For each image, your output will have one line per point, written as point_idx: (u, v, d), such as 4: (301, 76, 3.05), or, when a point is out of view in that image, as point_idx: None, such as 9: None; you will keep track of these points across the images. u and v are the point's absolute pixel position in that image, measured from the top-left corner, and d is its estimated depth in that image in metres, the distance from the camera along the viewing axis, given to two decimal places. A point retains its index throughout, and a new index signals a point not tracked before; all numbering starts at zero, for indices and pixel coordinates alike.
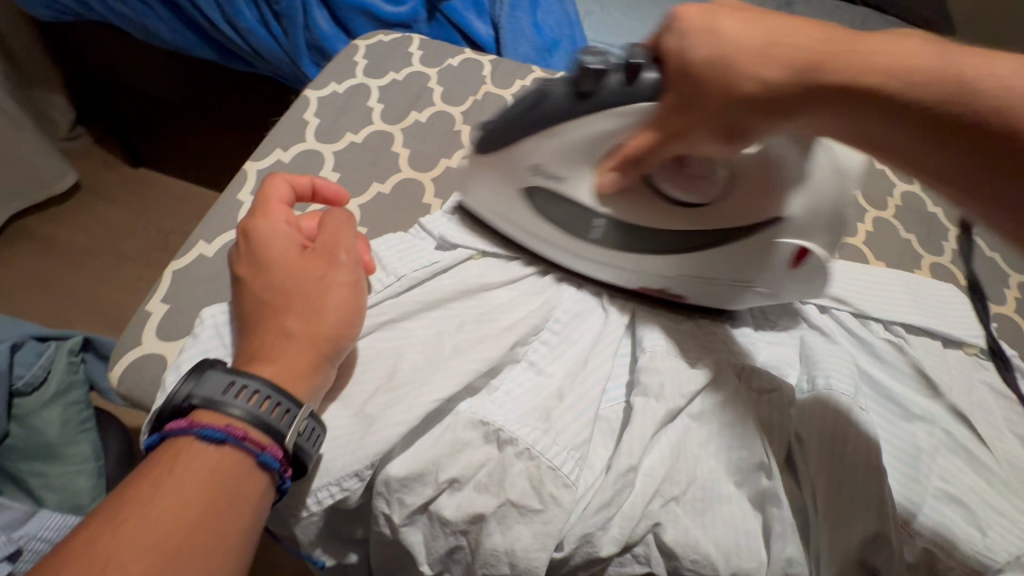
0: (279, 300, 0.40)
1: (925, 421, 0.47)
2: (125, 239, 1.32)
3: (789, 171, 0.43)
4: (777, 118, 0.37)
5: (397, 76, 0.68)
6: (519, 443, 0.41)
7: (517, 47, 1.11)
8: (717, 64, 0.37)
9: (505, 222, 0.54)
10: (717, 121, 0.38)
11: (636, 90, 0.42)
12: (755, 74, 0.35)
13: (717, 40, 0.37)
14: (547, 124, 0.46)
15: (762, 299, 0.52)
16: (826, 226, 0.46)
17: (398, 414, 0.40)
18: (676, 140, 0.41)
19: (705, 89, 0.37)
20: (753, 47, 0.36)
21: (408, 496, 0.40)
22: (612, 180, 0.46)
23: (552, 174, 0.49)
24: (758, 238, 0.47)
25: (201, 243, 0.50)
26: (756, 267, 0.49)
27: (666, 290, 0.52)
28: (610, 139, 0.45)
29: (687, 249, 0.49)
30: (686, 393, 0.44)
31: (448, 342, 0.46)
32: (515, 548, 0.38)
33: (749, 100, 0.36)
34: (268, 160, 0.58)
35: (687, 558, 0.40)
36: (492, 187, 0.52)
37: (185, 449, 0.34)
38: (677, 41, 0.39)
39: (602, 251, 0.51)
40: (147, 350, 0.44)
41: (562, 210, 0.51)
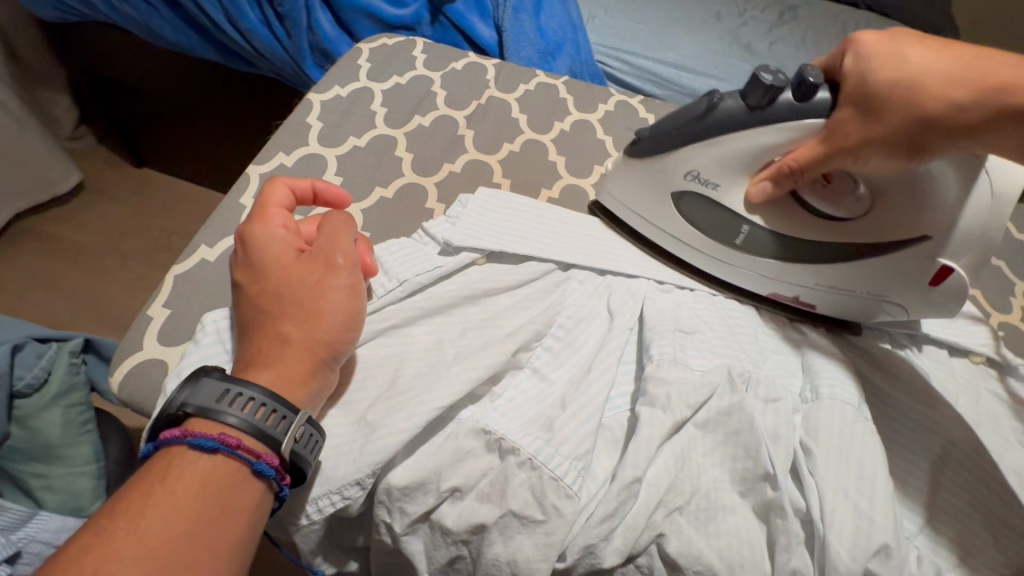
0: (275, 306, 0.40)
1: (932, 431, 0.47)
2: (127, 239, 1.32)
3: (944, 188, 0.46)
4: (958, 137, 0.42)
5: (401, 79, 0.68)
6: (521, 453, 0.40)
7: (520, 50, 1.10)
8: (905, 87, 0.42)
9: (649, 228, 0.57)
10: (901, 138, 0.43)
11: (809, 107, 0.45)
12: (946, 98, 0.41)
13: (906, 67, 0.42)
14: (706, 135, 0.50)
15: (894, 315, 0.53)
16: (975, 248, 0.47)
17: (399, 422, 0.40)
18: (849, 155, 0.45)
19: (893, 108, 0.42)
20: (941, 75, 0.42)
21: (410, 505, 0.40)
22: (765, 190, 0.50)
23: (706, 181, 0.52)
24: (903, 253, 0.49)
25: (203, 247, 0.50)
26: (898, 282, 0.50)
27: (798, 298, 0.55)
28: (775, 151, 0.49)
29: (827, 260, 0.52)
30: (692, 403, 0.44)
31: (450, 349, 0.46)
32: (517, 558, 0.38)
33: (933, 119, 0.42)
34: (271, 164, 0.58)
35: (691, 570, 0.39)
36: (642, 193, 0.56)
37: (178, 459, 0.34)
38: (858, 66, 0.44)
39: (747, 257, 0.54)
40: (148, 355, 0.44)
41: (710, 217, 0.54)
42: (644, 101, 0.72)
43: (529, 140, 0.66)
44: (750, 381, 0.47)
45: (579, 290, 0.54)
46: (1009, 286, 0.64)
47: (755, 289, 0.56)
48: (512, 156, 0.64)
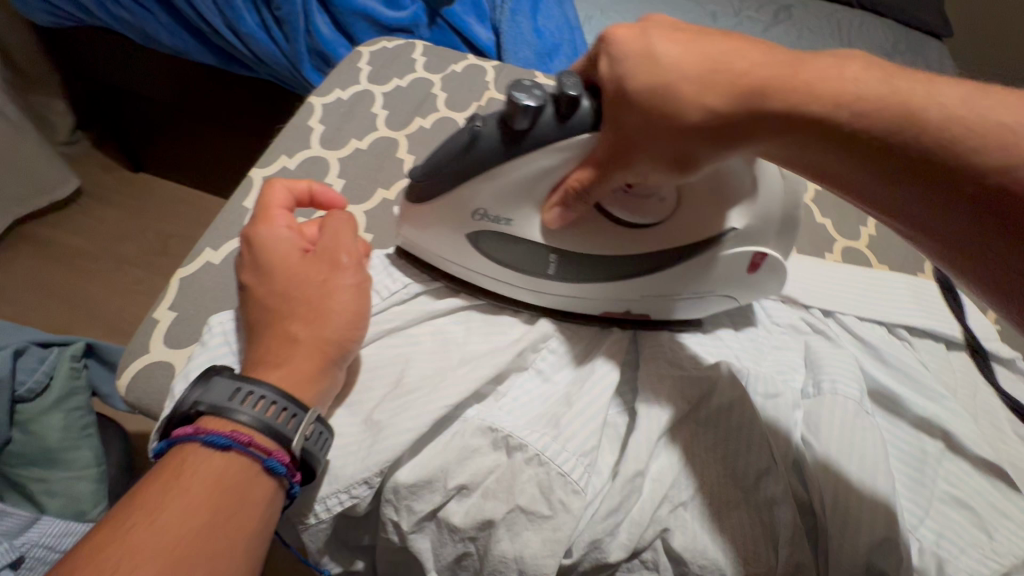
0: (284, 306, 0.40)
1: (932, 425, 0.48)
2: (127, 244, 1.32)
3: (738, 180, 0.43)
4: (726, 145, 0.36)
5: (401, 82, 0.69)
6: (528, 449, 0.41)
7: (518, 51, 1.11)
8: (658, 94, 0.36)
9: (450, 264, 0.50)
10: (666, 149, 0.37)
11: (574, 124, 0.40)
12: (698, 103, 0.35)
13: (657, 68, 0.36)
14: (479, 169, 0.43)
15: (729, 302, 0.52)
16: (778, 228, 0.47)
17: (407, 420, 0.40)
18: (623, 170, 0.39)
19: (650, 118, 0.36)
20: (693, 74, 0.35)
21: (417, 503, 0.40)
22: (560, 215, 0.44)
23: (497, 217, 0.46)
24: (714, 250, 0.47)
25: (208, 250, 0.50)
26: (713, 277, 0.48)
27: (631, 312, 0.51)
28: (552, 174, 0.43)
29: (642, 273, 0.48)
30: (689, 398, 0.45)
31: (455, 349, 0.46)
32: (523, 555, 0.39)
33: (692, 128, 0.36)
34: (274, 167, 0.58)
35: (695, 564, 0.40)
36: (427, 230, 0.48)
37: (192, 455, 0.34)
38: (612, 67, 0.38)
39: (566, 286, 0.48)
40: (155, 358, 0.44)
41: (511, 251, 0.48)
42: None
43: None
44: (748, 377, 0.48)
45: None
46: None
47: (588, 312, 0.51)
48: None
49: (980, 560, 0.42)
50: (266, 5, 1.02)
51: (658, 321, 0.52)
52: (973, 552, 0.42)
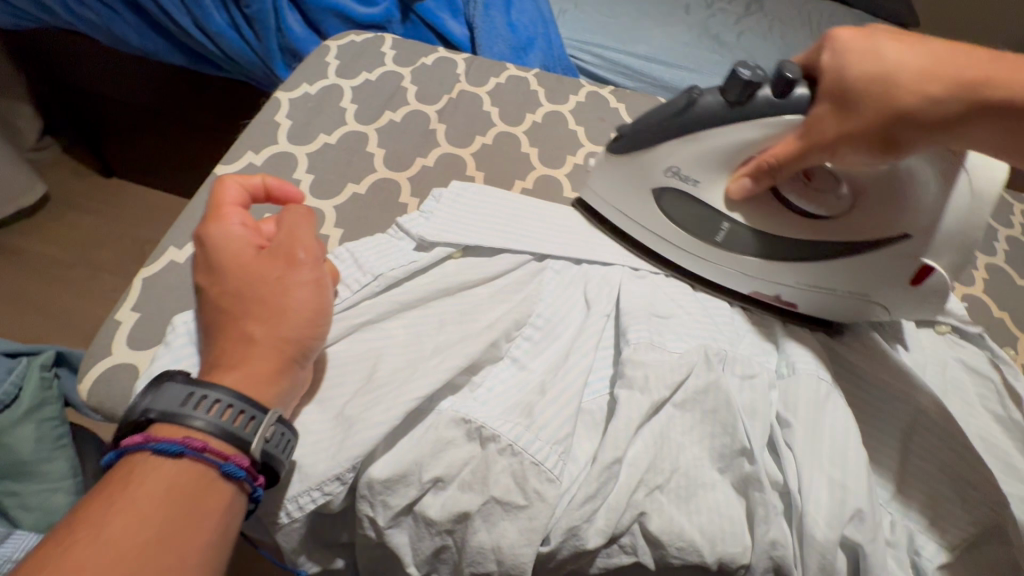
0: (238, 306, 0.39)
1: (903, 401, 0.48)
2: (98, 250, 1.29)
3: (925, 188, 0.46)
4: (934, 131, 0.40)
5: (370, 75, 0.68)
6: (501, 440, 0.40)
7: (492, 45, 1.11)
8: (881, 81, 0.41)
9: (631, 224, 0.56)
10: (878, 132, 0.42)
11: (787, 103, 0.45)
12: (921, 91, 0.40)
13: (880, 60, 0.41)
14: (688, 131, 0.50)
15: (878, 315, 0.52)
16: (956, 246, 0.47)
17: (377, 414, 0.40)
18: (826, 150, 0.44)
19: (868, 104, 0.41)
20: (916, 66, 0.40)
21: (392, 498, 0.39)
22: (745, 186, 0.50)
23: (685, 177, 0.52)
24: (882, 253, 0.49)
25: (172, 249, 0.49)
26: (881, 280, 0.50)
27: (780, 297, 0.54)
28: (752, 148, 0.49)
29: (805, 258, 0.51)
30: (670, 384, 0.44)
31: (428, 342, 0.46)
32: (500, 545, 0.38)
33: (909, 112, 0.40)
34: (240, 163, 0.57)
35: (673, 546, 0.40)
36: (625, 186, 0.55)
37: (140, 466, 0.34)
38: (835, 60, 0.43)
39: (726, 254, 0.53)
40: (117, 360, 0.43)
41: (691, 213, 0.54)
42: (614, 92, 0.73)
43: (502, 132, 0.66)
44: (726, 358, 0.48)
45: (555, 278, 0.54)
46: (970, 260, 0.66)
47: (738, 288, 0.55)
48: (484, 148, 0.64)
49: (954, 529, 0.44)
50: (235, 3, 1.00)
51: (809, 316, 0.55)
52: (945, 521, 0.44)
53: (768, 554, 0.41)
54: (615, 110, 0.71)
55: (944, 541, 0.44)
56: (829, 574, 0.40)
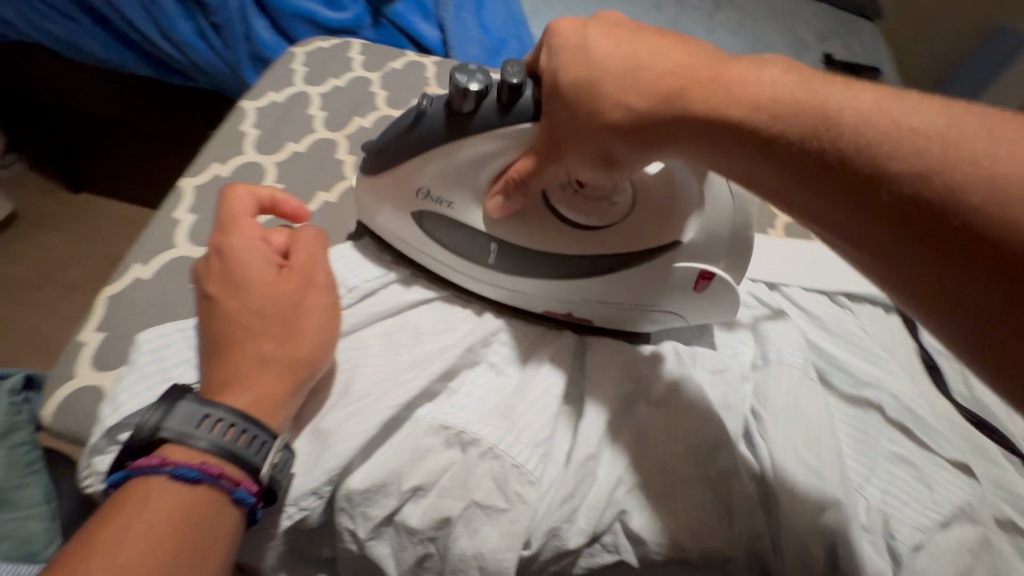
0: (255, 325, 0.40)
1: (874, 387, 0.50)
2: (67, 268, 1.25)
3: (685, 194, 0.45)
4: (645, 143, 0.37)
5: (338, 81, 0.67)
6: (481, 443, 0.40)
7: (464, 48, 1.11)
8: (587, 88, 0.37)
9: (401, 244, 0.51)
10: (592, 144, 0.39)
11: (516, 111, 0.41)
12: (620, 101, 0.37)
13: (589, 62, 0.38)
14: (428, 147, 0.45)
15: (671, 321, 0.51)
16: (726, 248, 0.47)
17: (355, 424, 0.39)
18: (553, 163, 0.41)
19: (575, 112, 0.38)
20: (618, 70, 0.37)
21: (372, 509, 0.39)
22: (499, 204, 0.45)
23: (439, 198, 0.47)
24: (660, 261, 0.47)
25: (137, 265, 0.48)
26: (658, 290, 0.48)
27: (572, 315, 0.50)
28: (495, 161, 0.45)
29: (591, 273, 0.48)
30: (640, 380, 0.46)
31: (406, 352, 0.45)
32: (482, 550, 0.38)
33: (616, 125, 0.37)
34: (206, 175, 0.55)
35: (655, 542, 0.41)
36: (389, 207, 0.49)
37: (156, 490, 0.33)
38: (551, 61, 0.39)
39: (505, 277, 0.48)
40: (83, 382, 0.41)
41: (457, 236, 0.48)
42: None
43: None
44: (697, 355, 0.50)
45: None
46: None
47: (530, 308, 0.50)
48: None
49: (922, 511, 0.44)
50: (201, 12, 1.00)
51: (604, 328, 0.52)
52: (916, 504, 0.44)
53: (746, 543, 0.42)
54: None
55: (916, 522, 0.43)
56: (807, 561, 0.41)
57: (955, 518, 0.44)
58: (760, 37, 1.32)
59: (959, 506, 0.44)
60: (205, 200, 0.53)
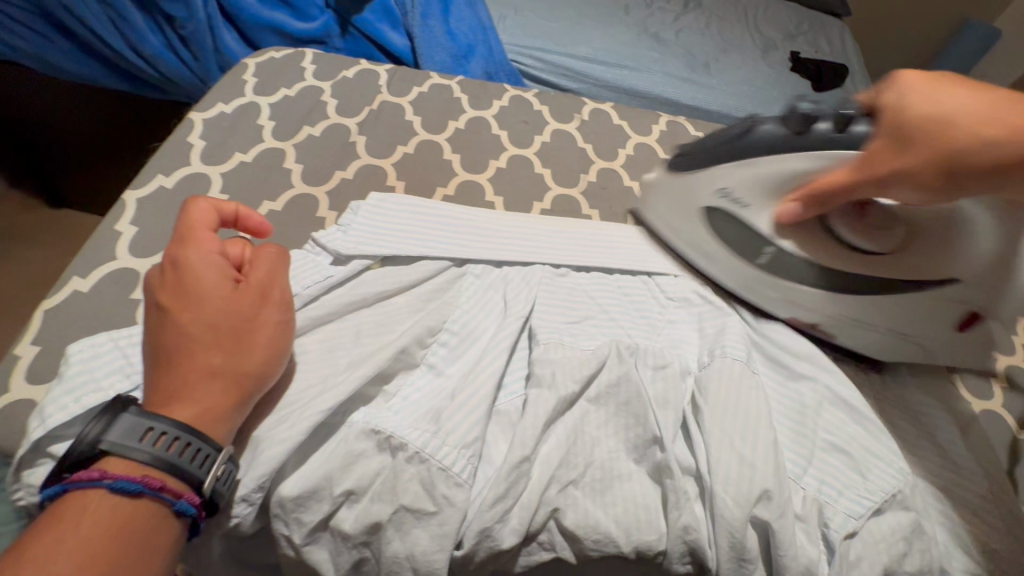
0: (205, 336, 0.39)
1: (809, 378, 0.51)
2: (38, 284, 1.26)
3: (977, 238, 0.47)
4: (986, 176, 0.40)
5: (289, 91, 0.67)
6: (409, 448, 0.40)
7: (431, 55, 1.12)
8: (938, 122, 0.40)
9: (682, 241, 0.59)
10: (930, 171, 0.41)
11: (848, 137, 0.45)
12: (975, 134, 0.39)
13: (940, 102, 0.41)
14: (739, 155, 0.50)
15: (912, 354, 0.55)
16: (993, 295, 0.50)
17: (283, 431, 0.40)
18: (881, 184, 0.43)
19: (925, 139, 0.40)
20: (974, 111, 0.40)
21: (305, 515, 0.39)
22: (793, 211, 0.49)
23: (738, 201, 0.52)
24: (931, 295, 0.51)
25: (76, 278, 0.48)
26: (921, 320, 0.53)
27: (817, 326, 0.56)
28: (800, 176, 0.48)
29: (851, 292, 0.53)
30: (579, 378, 0.46)
31: (343, 357, 0.46)
32: (414, 553, 0.38)
33: (960, 154, 0.39)
34: (150, 187, 0.55)
35: (589, 539, 0.41)
36: (675, 204, 0.57)
37: (95, 501, 0.33)
38: (898, 97, 0.42)
39: (763, 278, 0.55)
40: (13, 396, 0.41)
41: (737, 233, 0.55)
42: (537, 96, 0.75)
43: (424, 141, 0.67)
44: (638, 351, 0.50)
45: (475, 284, 0.54)
46: None
47: (775, 312, 0.57)
48: (406, 158, 0.64)
49: (856, 499, 0.44)
50: (169, 25, 1.00)
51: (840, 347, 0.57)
52: (851, 492, 0.45)
53: (682, 538, 0.42)
54: (538, 113, 0.73)
55: (849, 510, 0.44)
56: (740, 553, 0.41)
57: (888, 505, 0.44)
58: (729, 36, 1.34)
59: (891, 493, 0.45)
60: (147, 212, 0.53)
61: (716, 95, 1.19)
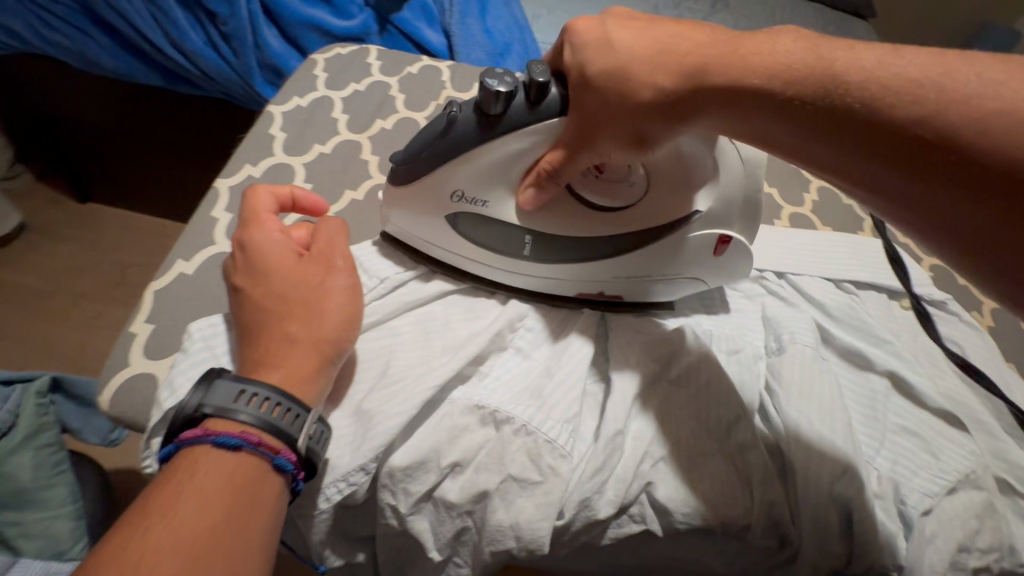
0: (280, 306, 0.42)
1: (879, 367, 0.53)
2: (83, 276, 1.29)
3: (701, 165, 0.46)
4: (675, 120, 0.40)
5: (358, 86, 0.70)
6: (515, 421, 0.43)
7: (469, 52, 1.14)
8: (612, 74, 0.40)
9: (434, 248, 0.52)
10: (624, 126, 0.41)
11: (544, 108, 0.43)
12: (649, 81, 0.39)
13: (612, 50, 0.40)
14: (459, 151, 0.46)
15: (693, 285, 0.54)
16: (741, 213, 0.50)
17: (396, 405, 0.42)
18: (588, 148, 0.43)
19: (607, 96, 0.40)
20: (644, 56, 0.40)
21: (413, 485, 0.41)
22: (532, 195, 0.46)
23: (475, 199, 0.49)
24: (682, 232, 0.50)
25: (180, 261, 0.50)
26: (682, 258, 0.51)
27: (603, 293, 0.53)
28: (525, 158, 0.46)
29: (613, 254, 0.51)
30: (658, 357, 0.49)
31: (439, 338, 0.48)
32: (518, 521, 0.41)
33: (641, 103, 0.40)
34: (238, 176, 0.58)
35: (679, 512, 0.43)
36: (414, 213, 0.50)
37: (201, 458, 0.35)
38: (576, 53, 0.42)
39: (538, 268, 0.51)
40: (136, 371, 0.44)
41: (490, 233, 0.50)
42: None
43: None
44: (711, 337, 0.53)
45: None
46: None
47: (563, 292, 0.53)
48: None
49: (930, 479, 0.46)
50: (212, 21, 1.02)
51: (633, 304, 0.55)
52: (924, 472, 0.47)
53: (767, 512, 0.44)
54: None
55: (923, 488, 0.46)
56: (824, 538, 0.44)
57: (961, 485, 0.46)
58: None
59: (965, 474, 0.47)
60: (239, 199, 0.56)
61: None
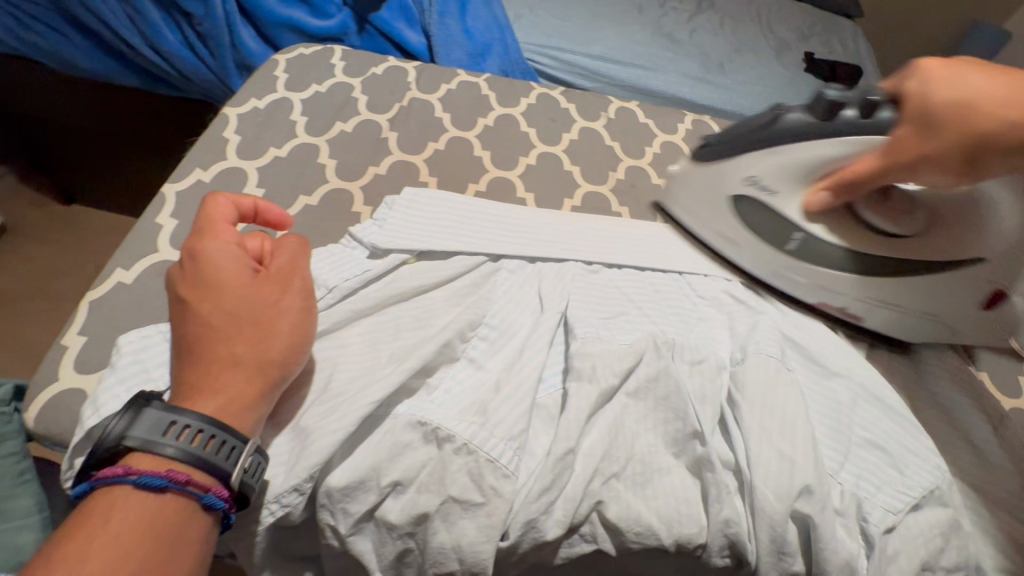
0: (229, 325, 0.39)
1: (843, 377, 0.51)
2: (58, 279, 1.27)
3: (993, 216, 0.50)
4: (1010, 152, 0.43)
5: (320, 87, 0.68)
6: (456, 439, 0.41)
7: (449, 53, 1.11)
8: (959, 107, 0.42)
9: (702, 226, 0.61)
10: (957, 155, 0.44)
11: (874, 123, 0.46)
12: (995, 115, 0.42)
13: (964, 86, 0.43)
14: (767, 142, 0.51)
15: (935, 331, 0.57)
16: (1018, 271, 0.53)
17: (333, 422, 0.40)
18: (905, 170, 0.46)
19: (947, 125, 0.43)
20: (992, 95, 0.42)
21: (352, 505, 0.40)
22: (823, 200, 0.52)
23: (765, 187, 0.54)
24: (956, 275, 0.54)
25: (119, 270, 0.49)
26: (947, 299, 0.54)
27: (846, 310, 0.57)
28: (831, 163, 0.50)
29: (869, 273, 0.55)
30: (619, 371, 0.47)
31: (385, 349, 0.46)
32: (461, 543, 0.39)
33: (986, 134, 0.42)
34: (188, 180, 0.56)
35: (631, 531, 0.41)
36: (699, 194, 0.59)
37: (119, 499, 0.32)
38: (921, 85, 0.44)
39: (797, 265, 0.56)
40: (64, 386, 0.42)
41: (764, 220, 0.57)
42: (564, 93, 0.75)
43: (453, 138, 0.67)
44: (674, 346, 0.50)
45: (510, 279, 0.55)
46: None
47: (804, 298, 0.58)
48: (437, 154, 0.65)
49: (894, 494, 0.45)
50: (187, 21, 1.00)
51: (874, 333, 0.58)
52: (888, 487, 0.45)
53: (722, 532, 0.42)
54: (565, 111, 0.73)
55: (887, 505, 0.44)
56: (781, 548, 0.42)
57: (927, 501, 0.45)
58: (743, 37, 1.34)
59: (929, 489, 0.46)
60: (186, 206, 0.54)
61: (728, 95, 1.20)
